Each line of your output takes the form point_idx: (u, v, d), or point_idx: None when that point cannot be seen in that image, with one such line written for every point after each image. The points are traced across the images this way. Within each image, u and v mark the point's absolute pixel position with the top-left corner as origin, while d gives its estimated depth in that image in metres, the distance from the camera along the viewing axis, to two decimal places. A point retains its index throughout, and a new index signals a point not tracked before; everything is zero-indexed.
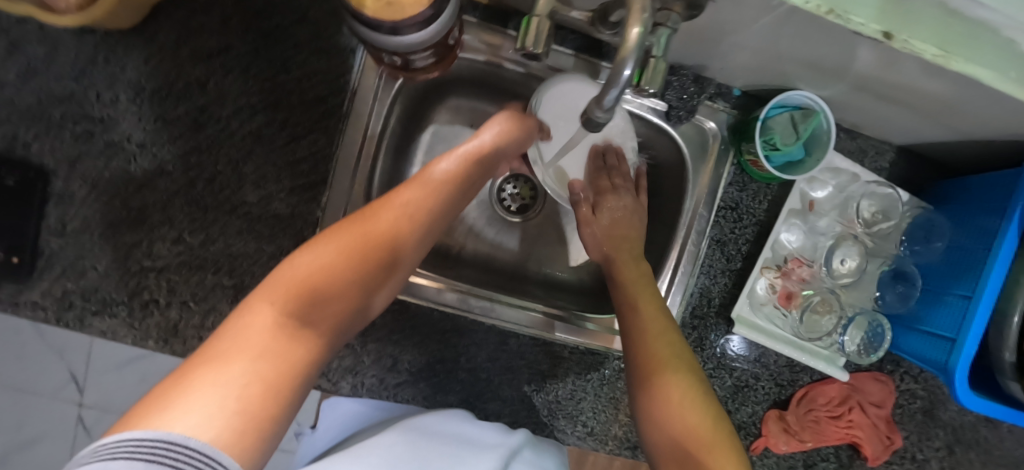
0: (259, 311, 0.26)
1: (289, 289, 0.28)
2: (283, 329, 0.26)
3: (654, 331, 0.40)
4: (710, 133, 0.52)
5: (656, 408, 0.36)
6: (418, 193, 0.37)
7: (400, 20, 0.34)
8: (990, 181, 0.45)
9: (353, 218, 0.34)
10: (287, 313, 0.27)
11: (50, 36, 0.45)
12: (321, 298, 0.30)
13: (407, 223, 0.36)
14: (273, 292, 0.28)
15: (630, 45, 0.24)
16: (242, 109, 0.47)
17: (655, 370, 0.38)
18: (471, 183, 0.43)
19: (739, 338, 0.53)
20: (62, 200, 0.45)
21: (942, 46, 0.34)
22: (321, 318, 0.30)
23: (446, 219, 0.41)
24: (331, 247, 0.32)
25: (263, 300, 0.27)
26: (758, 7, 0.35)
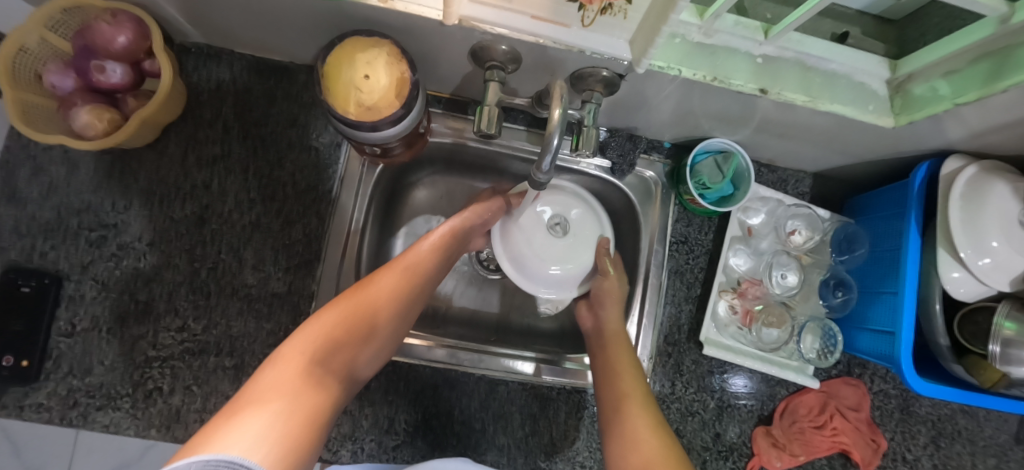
0: (286, 358, 0.31)
1: (310, 342, 0.33)
2: (309, 372, 0.30)
3: (621, 378, 0.46)
4: (651, 181, 0.61)
5: (622, 451, 0.39)
6: (407, 266, 0.46)
7: (378, 120, 0.42)
8: (886, 192, 0.54)
9: (355, 290, 0.41)
10: (312, 361, 0.32)
11: (72, 158, 0.52)
12: (332, 354, 0.34)
13: (400, 291, 0.43)
14: (298, 346, 0.32)
15: (555, 121, 0.34)
16: (241, 202, 0.54)
17: (624, 416, 0.42)
18: (448, 257, 0.51)
19: (738, 380, 0.58)
20: (74, 301, 0.49)
21: (809, 93, 0.44)
22: (335, 367, 0.33)
23: (429, 288, 0.48)
24: (341, 310, 0.38)
25: (286, 352, 0.32)
26: (660, 81, 0.45)
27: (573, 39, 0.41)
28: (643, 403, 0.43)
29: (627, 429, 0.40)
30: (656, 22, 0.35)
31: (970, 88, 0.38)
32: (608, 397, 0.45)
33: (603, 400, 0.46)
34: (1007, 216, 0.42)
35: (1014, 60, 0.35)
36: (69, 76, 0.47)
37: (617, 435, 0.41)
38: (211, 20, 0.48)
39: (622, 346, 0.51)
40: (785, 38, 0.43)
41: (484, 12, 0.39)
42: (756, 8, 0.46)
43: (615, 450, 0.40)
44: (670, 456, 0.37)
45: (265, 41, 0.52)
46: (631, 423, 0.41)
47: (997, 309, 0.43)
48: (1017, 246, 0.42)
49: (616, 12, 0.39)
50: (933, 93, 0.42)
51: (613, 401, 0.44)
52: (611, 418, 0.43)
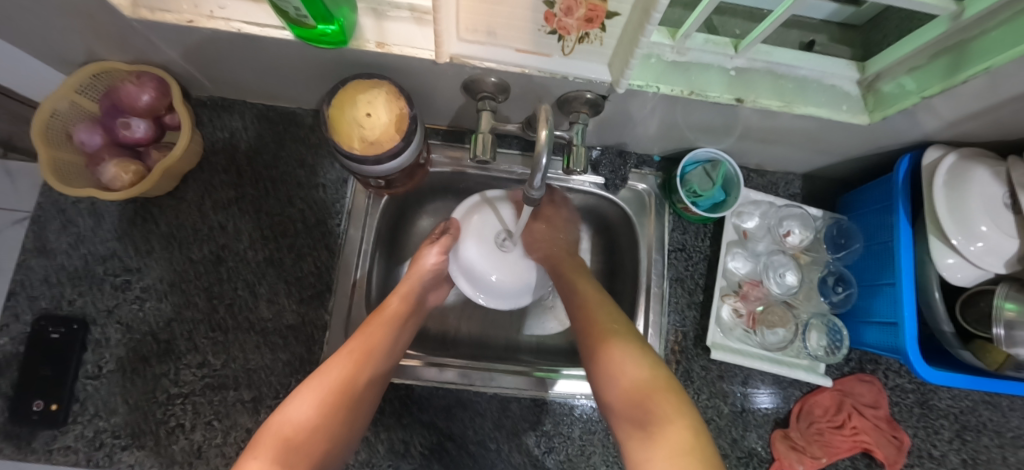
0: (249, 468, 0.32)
1: (275, 442, 0.34)
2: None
3: (594, 306, 0.48)
4: (644, 194, 0.63)
5: (605, 373, 0.40)
6: (371, 334, 0.46)
7: (381, 153, 0.45)
8: (873, 187, 0.56)
9: (319, 369, 0.42)
10: (277, 461, 0.33)
11: (98, 209, 0.56)
12: (303, 440, 0.35)
13: (367, 361, 0.43)
14: (261, 449, 0.34)
15: (542, 141, 0.36)
16: (255, 241, 0.57)
17: (602, 341, 0.43)
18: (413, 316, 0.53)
19: (766, 396, 0.58)
20: (100, 345, 0.52)
21: (784, 99, 0.47)
22: (304, 459, 0.34)
23: (398, 349, 0.49)
24: (305, 398, 0.38)
25: (250, 459, 0.33)
26: (640, 99, 0.48)
27: (555, 67, 0.44)
28: (617, 323, 0.45)
29: (608, 352, 0.42)
30: (630, 46, 0.38)
31: (933, 82, 0.40)
32: (584, 324, 0.47)
33: (580, 329, 0.47)
34: (991, 199, 0.44)
35: (972, 52, 0.37)
36: (96, 133, 0.52)
37: (599, 359, 0.42)
38: (224, 74, 0.53)
39: (590, 282, 0.52)
40: (753, 51, 0.46)
41: (472, 49, 0.42)
42: (724, 25, 0.50)
43: (597, 370, 0.42)
44: (650, 368, 0.39)
45: (274, 90, 0.56)
46: (609, 348, 0.42)
47: (997, 291, 0.43)
48: (1005, 229, 0.43)
49: (592, 40, 0.41)
50: (901, 89, 0.44)
51: (590, 329, 0.45)
52: (591, 344, 0.44)
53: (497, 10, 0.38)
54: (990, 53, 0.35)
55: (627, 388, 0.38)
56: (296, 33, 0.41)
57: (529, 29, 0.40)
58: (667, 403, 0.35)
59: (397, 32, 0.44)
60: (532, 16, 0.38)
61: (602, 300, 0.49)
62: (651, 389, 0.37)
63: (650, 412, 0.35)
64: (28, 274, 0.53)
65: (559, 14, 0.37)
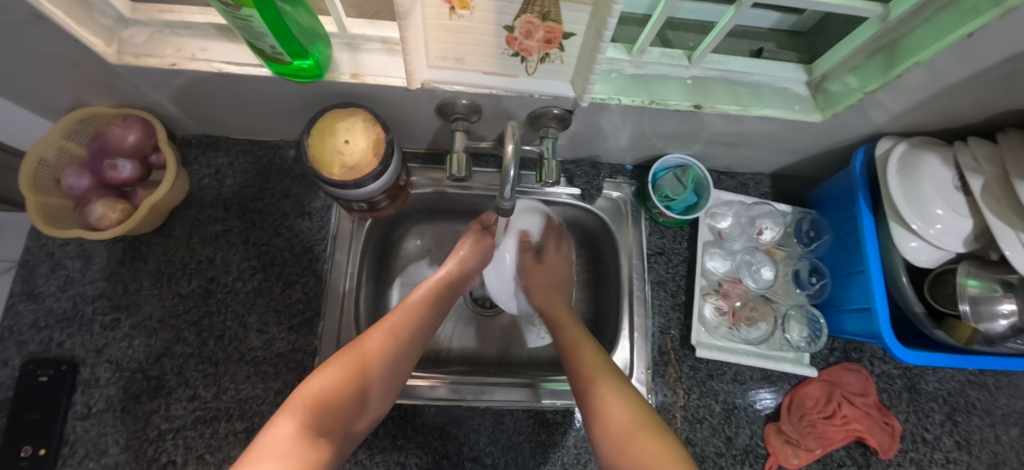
0: (283, 423, 0.31)
1: (306, 404, 0.33)
2: (304, 436, 0.31)
3: (585, 352, 0.47)
4: (620, 201, 0.66)
5: (597, 418, 0.40)
6: (399, 317, 0.47)
7: (360, 177, 0.47)
8: (836, 181, 0.58)
9: (352, 343, 0.42)
10: (305, 422, 0.32)
11: (86, 250, 0.56)
12: (329, 409, 0.35)
13: (393, 342, 0.44)
14: (292, 407, 0.33)
15: (509, 156, 0.39)
16: (243, 272, 0.58)
17: (592, 388, 0.42)
18: (441, 307, 0.52)
19: (764, 393, 0.59)
20: (89, 385, 0.52)
21: (739, 103, 0.50)
22: (330, 426, 0.34)
23: (425, 337, 0.49)
24: (338, 366, 0.38)
25: (281, 417, 0.32)
26: (605, 112, 0.51)
27: (521, 86, 0.47)
28: (609, 370, 0.44)
29: (601, 398, 0.41)
30: (588, 63, 0.41)
31: (873, 79, 0.43)
32: (574, 372, 0.46)
33: (571, 371, 0.46)
34: (941, 183, 0.46)
35: (903, 49, 0.40)
36: (84, 176, 0.53)
37: (592, 404, 0.41)
38: (209, 113, 0.55)
39: (584, 332, 0.50)
40: (706, 61, 0.49)
41: (442, 75, 0.45)
42: (679, 39, 0.53)
43: (590, 418, 0.41)
44: (639, 416, 0.38)
45: (257, 125, 0.59)
46: (603, 393, 0.41)
47: (958, 269, 0.45)
48: (958, 210, 0.45)
49: (554, 60, 0.43)
50: (846, 87, 0.47)
51: (581, 376, 0.44)
52: (582, 388, 0.43)
53: (464, 37, 0.41)
54: (919, 47, 0.38)
55: (617, 432, 0.37)
56: (274, 70, 0.44)
57: (494, 52, 0.43)
58: (650, 447, 0.34)
59: (371, 63, 0.47)
60: (494, 40, 0.41)
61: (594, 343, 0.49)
62: (637, 436, 0.36)
63: (636, 457, 0.34)
64: (17, 318, 0.53)
65: (519, 38, 0.40)
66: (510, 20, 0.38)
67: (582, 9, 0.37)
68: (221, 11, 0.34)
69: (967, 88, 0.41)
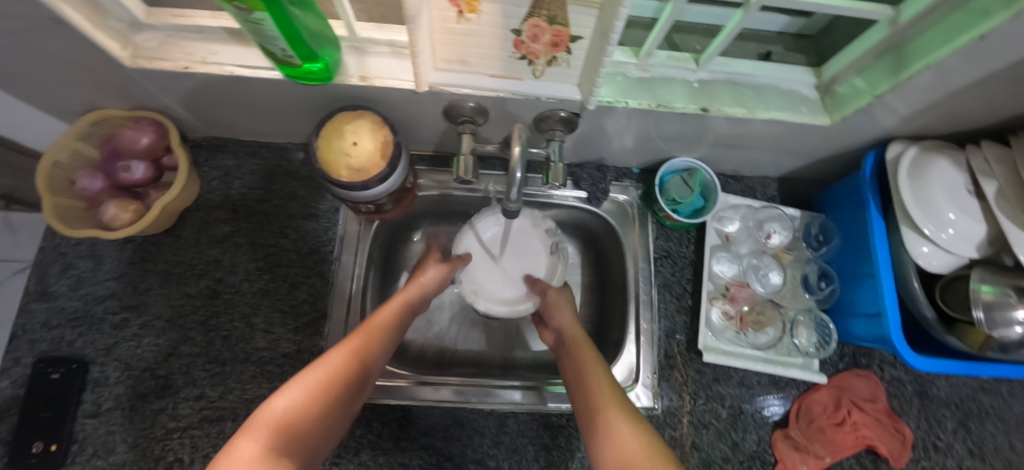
0: (242, 449, 0.28)
1: (269, 427, 0.30)
2: (267, 459, 0.28)
3: (592, 378, 0.43)
4: (626, 204, 0.66)
5: (604, 448, 0.35)
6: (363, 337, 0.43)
7: (366, 179, 0.47)
8: (845, 185, 0.58)
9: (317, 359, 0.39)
10: (270, 446, 0.29)
11: (97, 251, 0.57)
12: (296, 431, 0.32)
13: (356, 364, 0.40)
14: (255, 429, 0.30)
15: (515, 158, 0.39)
16: (250, 273, 0.58)
17: (604, 418, 0.38)
18: (405, 322, 0.51)
19: (770, 399, 0.58)
20: (98, 384, 0.52)
21: (746, 106, 0.49)
22: (296, 448, 0.31)
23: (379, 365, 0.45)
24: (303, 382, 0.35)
25: (240, 441, 0.29)
26: (611, 115, 0.51)
27: (528, 89, 0.47)
28: (615, 398, 0.40)
29: (609, 429, 0.36)
30: (594, 66, 0.41)
31: (882, 81, 0.43)
32: (581, 400, 0.42)
33: (577, 403, 0.42)
34: (953, 186, 0.45)
35: (911, 52, 0.40)
36: (97, 177, 0.54)
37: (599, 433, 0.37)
38: (218, 116, 0.56)
39: (592, 355, 0.47)
40: (713, 64, 0.49)
41: (449, 78, 0.45)
42: (685, 42, 0.53)
43: (597, 448, 0.36)
44: (655, 448, 0.33)
45: (267, 128, 0.60)
46: (615, 423, 0.36)
47: (971, 275, 0.44)
48: (971, 214, 0.45)
49: (561, 63, 0.43)
50: (855, 90, 0.47)
51: (588, 404, 0.40)
52: (588, 417, 0.40)
53: (470, 40, 0.41)
54: (927, 50, 0.38)
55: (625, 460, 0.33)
56: (284, 72, 0.44)
57: (500, 55, 0.43)
58: None
59: (378, 66, 0.47)
60: (501, 44, 0.41)
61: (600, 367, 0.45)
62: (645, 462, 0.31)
63: None
64: (29, 317, 0.54)
65: (526, 41, 0.40)
66: (518, 24, 0.38)
67: (589, 12, 0.37)
68: (232, 15, 0.34)
69: (977, 90, 0.41)
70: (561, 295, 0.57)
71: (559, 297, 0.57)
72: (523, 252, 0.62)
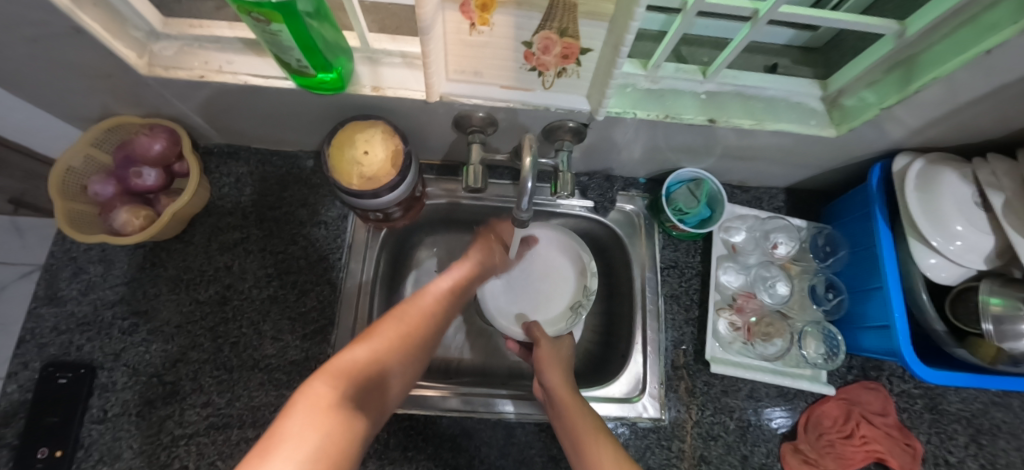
0: (322, 385, 0.31)
1: (342, 371, 0.34)
2: (343, 399, 0.31)
3: (578, 415, 0.44)
4: (633, 214, 0.66)
5: None
6: (418, 311, 0.47)
7: (377, 187, 0.48)
8: (854, 196, 0.58)
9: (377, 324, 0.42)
10: (343, 393, 0.32)
11: (108, 256, 0.58)
12: (366, 382, 0.35)
13: (411, 333, 0.43)
14: (329, 375, 0.33)
15: (527, 168, 0.39)
16: (259, 280, 0.58)
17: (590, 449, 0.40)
18: (459, 296, 0.53)
19: (777, 410, 0.58)
20: (106, 389, 0.52)
21: (754, 118, 0.50)
22: (366, 390, 0.35)
23: (437, 336, 0.48)
24: (370, 343, 0.39)
25: (315, 383, 0.32)
26: (619, 126, 0.52)
27: (538, 100, 0.47)
28: (601, 433, 0.42)
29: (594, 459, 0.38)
30: (605, 77, 0.41)
31: (889, 94, 0.43)
32: (568, 435, 0.43)
33: (564, 441, 0.43)
34: (961, 199, 0.46)
35: (919, 65, 0.40)
36: (110, 183, 0.54)
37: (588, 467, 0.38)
38: (231, 124, 0.57)
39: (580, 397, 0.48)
40: (721, 76, 0.49)
41: (460, 89, 0.46)
42: (693, 54, 0.54)
43: None
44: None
45: (278, 136, 0.60)
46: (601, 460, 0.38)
47: (981, 287, 0.44)
48: (979, 226, 0.45)
49: (570, 74, 0.44)
50: (862, 102, 0.47)
51: (575, 445, 0.41)
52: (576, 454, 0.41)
53: (482, 52, 0.42)
54: (934, 64, 0.38)
55: None
56: (298, 82, 0.45)
57: (512, 67, 0.43)
58: None
59: (391, 76, 0.48)
60: (513, 55, 0.42)
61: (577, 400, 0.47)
62: None
63: None
64: (38, 322, 0.54)
65: (537, 53, 0.40)
66: (529, 36, 0.39)
67: (600, 25, 0.38)
68: (250, 26, 0.35)
69: (986, 104, 0.41)
70: (554, 351, 0.55)
71: (555, 354, 0.55)
72: (543, 287, 0.66)
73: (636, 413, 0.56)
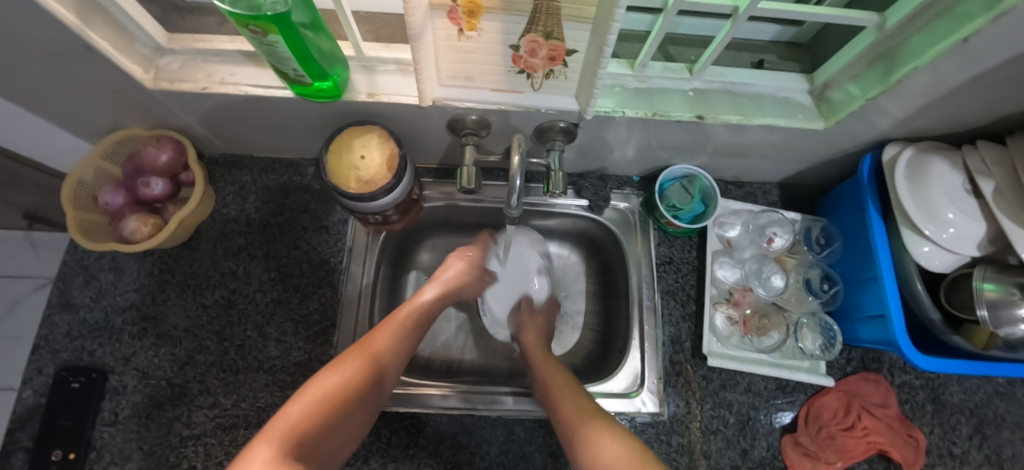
0: (258, 449, 0.28)
1: (286, 427, 0.31)
2: (284, 459, 0.28)
3: (565, 395, 0.45)
4: (628, 212, 0.67)
5: (587, 460, 0.36)
6: (380, 338, 0.44)
7: (374, 190, 0.49)
8: (847, 188, 0.58)
9: (327, 368, 0.39)
10: (285, 450, 0.29)
11: (119, 263, 0.60)
12: (313, 435, 0.32)
13: (372, 364, 0.41)
14: (270, 435, 0.30)
15: (515, 166, 0.40)
16: (262, 284, 0.60)
17: (582, 428, 0.39)
18: (427, 319, 0.51)
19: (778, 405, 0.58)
20: (117, 392, 0.54)
21: (743, 113, 0.51)
22: (312, 444, 0.32)
23: (400, 364, 0.45)
24: (327, 381, 0.37)
25: (254, 448, 0.28)
26: (609, 125, 0.53)
27: (528, 101, 0.49)
28: (594, 412, 0.41)
29: (592, 436, 0.38)
30: (591, 77, 0.42)
31: (874, 85, 0.44)
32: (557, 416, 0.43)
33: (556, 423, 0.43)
34: (951, 187, 0.46)
35: (902, 56, 0.41)
36: (119, 193, 0.56)
37: (581, 445, 0.38)
38: (234, 134, 0.59)
39: (562, 370, 0.50)
40: (708, 73, 0.50)
41: (453, 93, 0.47)
42: (680, 53, 0.55)
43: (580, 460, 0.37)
44: (630, 446, 0.35)
45: (279, 144, 0.62)
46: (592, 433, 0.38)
47: (974, 274, 0.44)
48: (970, 214, 0.45)
49: (558, 75, 0.45)
50: (848, 95, 0.48)
51: (567, 422, 0.41)
52: (568, 433, 0.40)
53: (471, 57, 0.43)
54: (917, 54, 0.39)
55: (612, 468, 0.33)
56: (296, 91, 0.47)
57: (501, 70, 0.45)
58: None
59: (386, 83, 0.50)
60: (501, 59, 0.43)
61: (568, 376, 0.49)
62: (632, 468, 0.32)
63: None
64: (52, 329, 0.56)
65: (525, 56, 0.42)
66: (516, 40, 0.40)
67: (584, 28, 0.39)
68: (249, 39, 0.37)
69: (971, 92, 0.41)
70: (533, 318, 0.60)
71: (537, 323, 0.60)
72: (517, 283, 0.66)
73: (635, 409, 0.56)
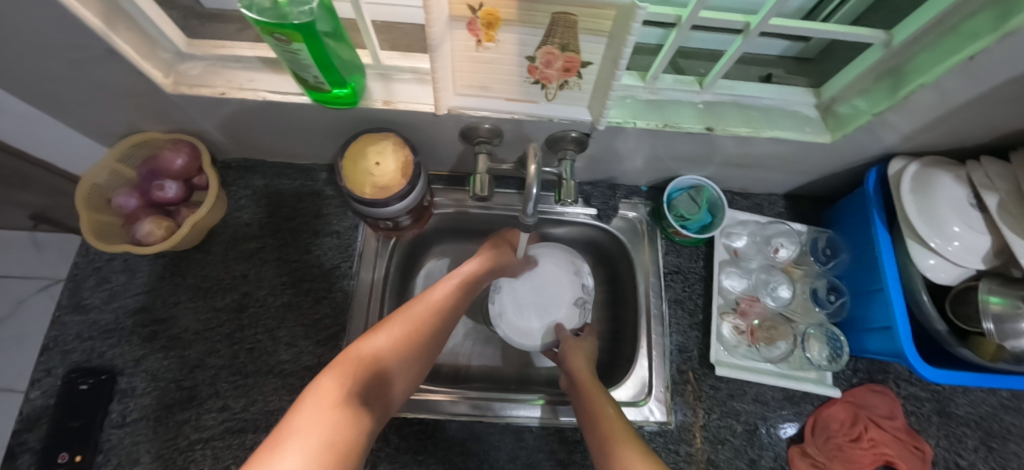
0: (327, 382, 0.36)
1: (353, 364, 0.38)
2: (347, 394, 0.35)
3: (604, 417, 0.44)
4: (636, 221, 0.68)
5: None
6: (428, 303, 0.49)
7: (388, 196, 0.50)
8: (852, 200, 0.59)
9: (393, 317, 0.45)
10: (352, 383, 0.36)
11: (131, 265, 0.60)
12: (372, 376, 0.39)
13: (425, 320, 0.47)
14: (341, 368, 0.37)
15: (531, 175, 0.41)
16: (273, 288, 0.60)
17: (614, 447, 0.39)
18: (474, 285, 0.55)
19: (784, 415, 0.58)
20: (126, 394, 0.54)
21: (753, 126, 0.52)
22: (375, 381, 0.39)
23: (450, 325, 0.51)
24: (383, 334, 0.43)
25: (324, 381, 0.36)
26: (620, 136, 0.54)
27: (541, 110, 0.50)
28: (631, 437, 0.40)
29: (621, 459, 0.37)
30: (606, 88, 0.43)
31: (881, 100, 0.45)
32: (596, 436, 0.42)
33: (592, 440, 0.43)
34: (957, 200, 0.46)
35: (908, 73, 0.42)
36: (133, 196, 0.57)
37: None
38: (248, 139, 0.60)
39: (609, 403, 0.47)
40: (717, 86, 0.52)
41: (469, 102, 0.48)
42: (690, 66, 0.56)
43: None
44: None
45: (293, 150, 0.63)
46: (624, 454, 0.38)
47: (979, 287, 0.45)
48: (975, 227, 0.45)
49: (572, 86, 0.46)
50: (855, 109, 0.49)
51: (603, 438, 0.41)
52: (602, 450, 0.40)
53: (489, 68, 0.44)
54: (923, 71, 0.40)
55: None
56: (314, 97, 0.47)
57: (516, 80, 0.46)
58: None
59: (403, 91, 0.50)
60: (517, 69, 0.44)
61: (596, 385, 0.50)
62: None
63: None
64: (62, 330, 0.56)
65: (540, 67, 0.43)
66: (532, 51, 0.41)
67: (599, 41, 0.40)
68: (273, 46, 0.37)
69: (976, 108, 0.42)
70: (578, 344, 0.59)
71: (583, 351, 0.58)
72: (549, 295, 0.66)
73: (643, 417, 0.56)
